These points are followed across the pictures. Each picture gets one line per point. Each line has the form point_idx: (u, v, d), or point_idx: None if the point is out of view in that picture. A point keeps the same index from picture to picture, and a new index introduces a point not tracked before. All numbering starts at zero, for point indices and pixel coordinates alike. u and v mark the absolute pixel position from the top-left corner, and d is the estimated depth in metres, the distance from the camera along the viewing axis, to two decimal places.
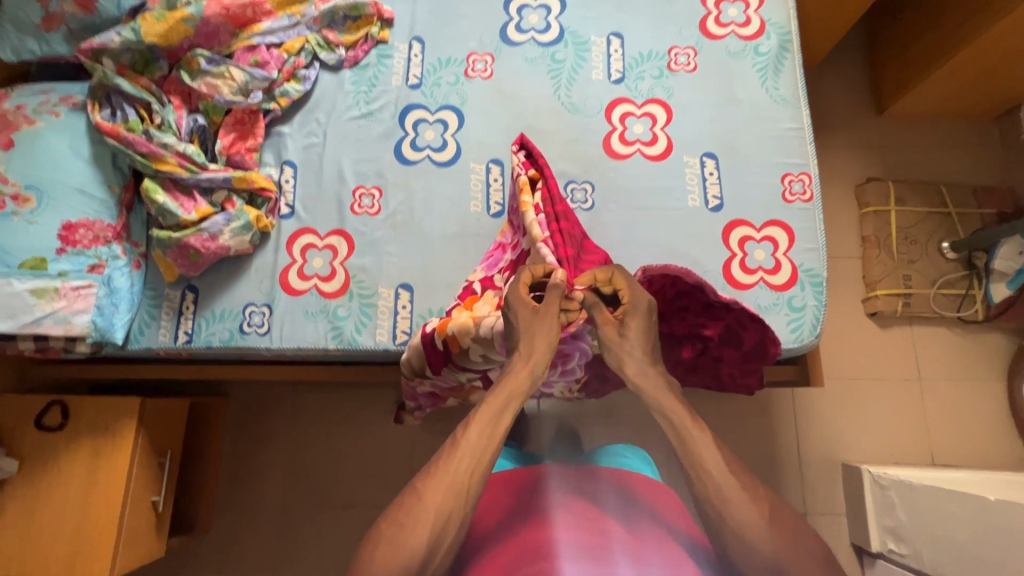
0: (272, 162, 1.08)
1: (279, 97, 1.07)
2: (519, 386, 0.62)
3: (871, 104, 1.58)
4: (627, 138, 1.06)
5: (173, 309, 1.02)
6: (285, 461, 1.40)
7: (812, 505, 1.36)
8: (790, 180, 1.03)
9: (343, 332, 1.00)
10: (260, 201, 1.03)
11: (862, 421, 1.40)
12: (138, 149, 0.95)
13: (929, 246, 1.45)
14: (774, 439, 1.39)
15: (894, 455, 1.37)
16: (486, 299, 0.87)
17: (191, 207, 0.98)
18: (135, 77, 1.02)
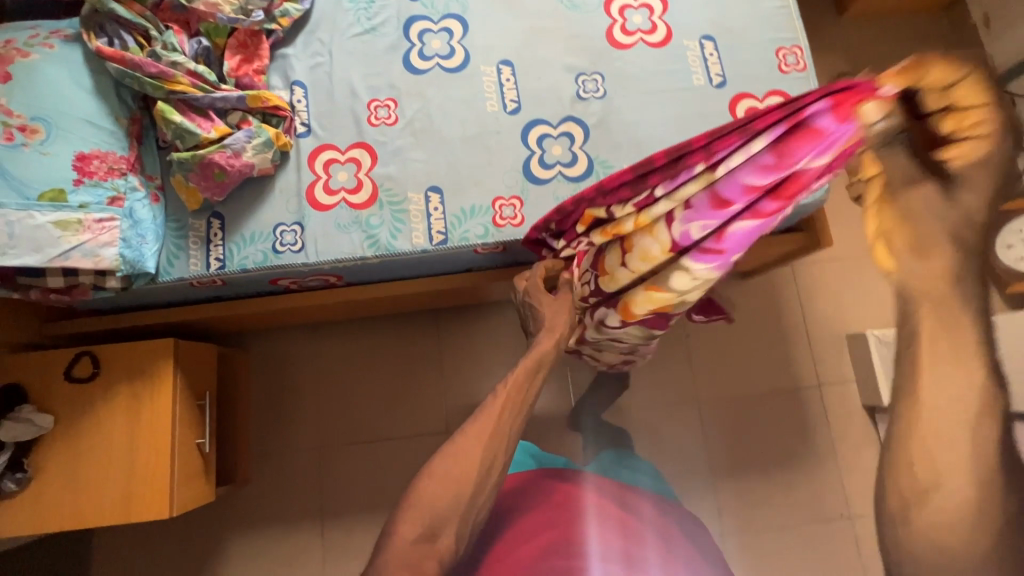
0: (281, 84, 1.06)
1: (280, 18, 1.05)
2: (545, 350, 0.82)
3: (833, 7, 1.68)
4: (628, 29, 1.10)
5: (201, 238, 1.00)
6: (319, 405, 1.40)
7: (824, 376, 1.46)
8: (784, 53, 1.10)
9: (379, 239, 1.01)
10: (275, 122, 1.02)
11: (860, 295, 1.50)
12: (148, 70, 0.94)
13: None
14: (783, 322, 1.48)
15: (890, 320, 1.49)
16: None
17: (209, 127, 0.96)
18: (128, 3, 0.98)
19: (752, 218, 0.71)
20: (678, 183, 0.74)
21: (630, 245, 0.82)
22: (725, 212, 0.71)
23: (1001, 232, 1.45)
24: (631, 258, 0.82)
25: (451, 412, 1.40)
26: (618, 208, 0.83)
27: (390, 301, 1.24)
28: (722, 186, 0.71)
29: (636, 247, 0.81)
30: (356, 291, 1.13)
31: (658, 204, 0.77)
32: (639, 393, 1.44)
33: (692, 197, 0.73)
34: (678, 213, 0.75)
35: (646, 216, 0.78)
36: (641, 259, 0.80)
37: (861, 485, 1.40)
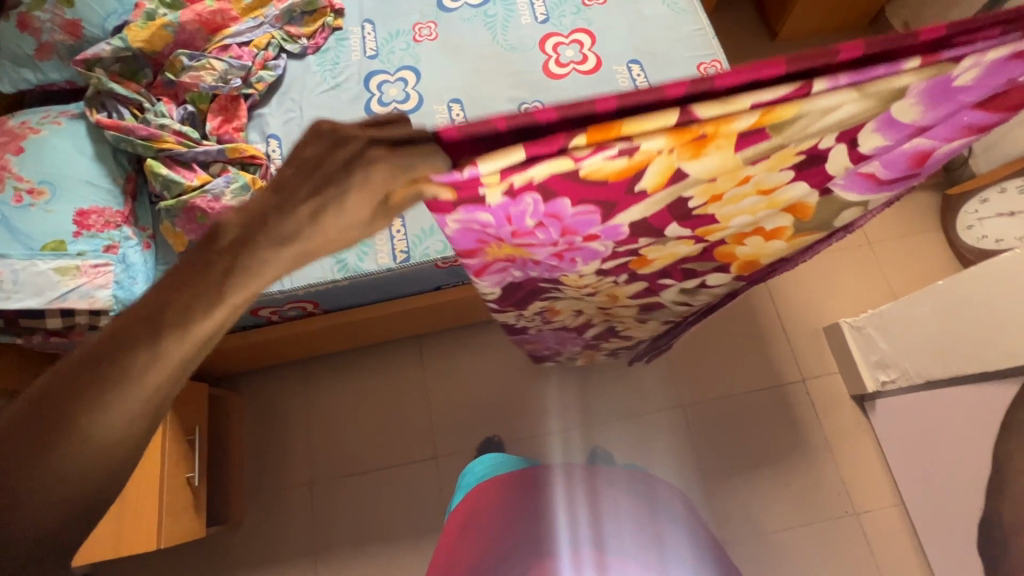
0: (258, 139, 1.20)
1: (256, 83, 1.20)
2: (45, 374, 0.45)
3: (765, 34, 1.83)
4: (562, 62, 1.23)
5: None
6: (311, 439, 1.43)
7: (806, 371, 1.46)
8: (706, 67, 1.21)
9: (347, 263, 1.09)
10: (253, 169, 1.15)
11: (829, 287, 1.54)
12: (139, 134, 1.08)
13: None
14: (757, 320, 1.51)
15: (862, 304, 1.52)
16: (785, 109, 0.47)
17: (193, 176, 1.09)
18: (126, 83, 1.15)
19: (941, 134, 0.55)
20: (885, 74, 0.46)
21: (726, 195, 0.61)
22: (919, 166, 0.63)
23: (958, 215, 1.49)
24: (716, 208, 0.63)
25: (438, 437, 1.43)
26: (760, 97, 0.46)
27: (368, 326, 1.30)
28: (923, 121, 0.52)
29: (739, 200, 0.63)
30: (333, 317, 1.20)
31: (828, 97, 0.47)
32: (620, 402, 1.45)
33: (867, 127, 0.53)
34: (863, 149, 0.56)
35: (791, 111, 0.47)
36: (742, 223, 0.69)
37: (859, 477, 1.36)
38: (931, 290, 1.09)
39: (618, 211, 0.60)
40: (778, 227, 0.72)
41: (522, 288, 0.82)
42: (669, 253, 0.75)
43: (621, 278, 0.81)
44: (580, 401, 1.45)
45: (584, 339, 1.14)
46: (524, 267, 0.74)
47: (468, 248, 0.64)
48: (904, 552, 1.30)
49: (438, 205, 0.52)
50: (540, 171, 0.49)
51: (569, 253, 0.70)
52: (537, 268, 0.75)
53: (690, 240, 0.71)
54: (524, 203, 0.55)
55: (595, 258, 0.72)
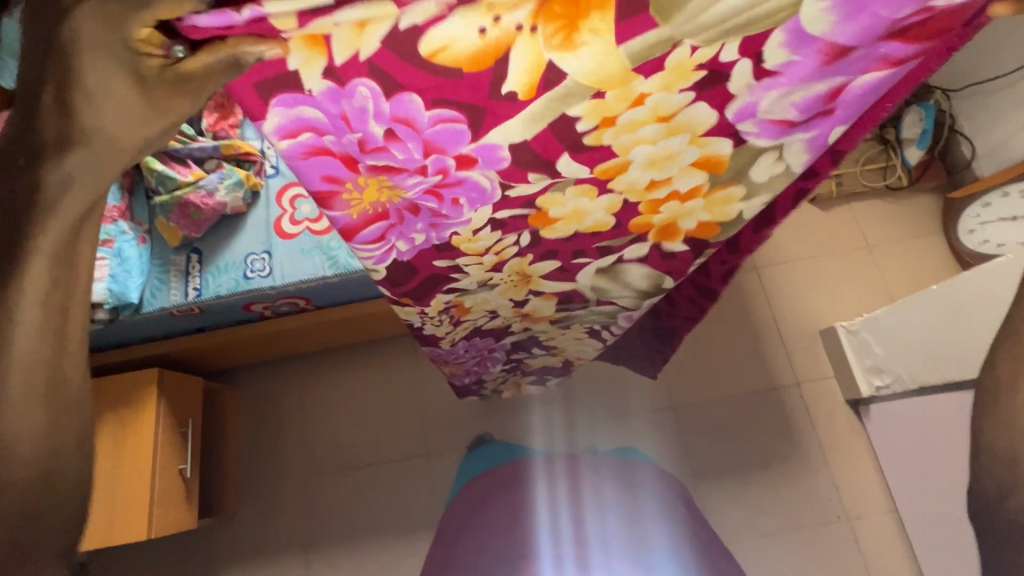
0: (254, 135, 1.21)
1: None
2: None
3: None
4: None
5: (181, 271, 1.11)
6: (305, 433, 1.44)
7: (801, 374, 1.45)
8: None
9: (338, 260, 1.10)
10: (248, 165, 1.16)
11: (826, 290, 1.52)
12: None
13: None
14: (752, 322, 1.50)
15: (858, 308, 1.50)
16: None
17: (187, 172, 1.10)
18: None
19: (855, 68, 0.47)
20: None
21: (622, 118, 0.48)
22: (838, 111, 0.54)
23: (959, 220, 1.46)
24: (613, 134, 0.49)
25: (430, 434, 1.44)
26: None
27: (359, 331, 1.38)
28: (836, 42, 0.43)
29: (638, 129, 0.49)
30: (323, 312, 1.21)
31: None
32: (614, 402, 1.45)
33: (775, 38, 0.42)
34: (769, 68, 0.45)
35: None
36: (645, 159, 0.54)
37: (854, 481, 1.35)
38: (934, 297, 1.08)
39: (489, 126, 0.45)
40: (693, 187, 0.61)
41: (417, 270, 0.69)
42: (573, 209, 0.61)
43: (522, 241, 0.67)
44: (573, 400, 1.45)
45: (502, 352, 1.08)
46: (402, 224, 0.58)
47: (324, 191, 0.51)
48: (896, 557, 1.29)
49: (243, 93, 0.39)
50: (361, 37, 0.36)
51: (446, 193, 0.54)
52: (416, 220, 0.58)
53: (590, 186, 0.56)
54: (358, 101, 0.41)
55: (486, 204, 0.57)
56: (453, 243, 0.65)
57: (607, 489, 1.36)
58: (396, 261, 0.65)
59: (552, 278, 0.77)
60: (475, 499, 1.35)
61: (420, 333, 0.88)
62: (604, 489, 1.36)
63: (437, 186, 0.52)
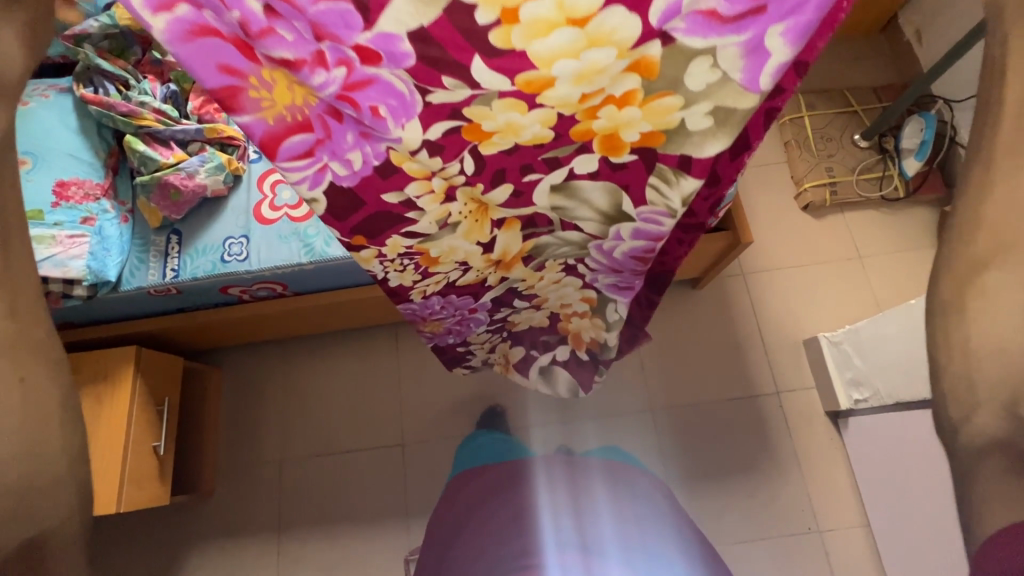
0: None
1: None
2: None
3: None
4: None
5: (160, 252, 1.13)
6: (283, 417, 1.46)
7: (781, 384, 1.43)
8: None
9: (314, 247, 1.11)
10: (231, 150, 1.17)
11: (812, 300, 1.51)
12: (119, 110, 1.10)
13: (843, 139, 1.60)
14: (736, 328, 1.49)
15: (846, 321, 1.48)
16: None
17: (169, 154, 1.11)
18: (113, 60, 1.17)
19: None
20: None
21: (525, 13, 0.48)
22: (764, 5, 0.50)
23: None
24: (523, 36, 0.49)
25: (406, 423, 1.45)
26: None
27: (340, 313, 1.32)
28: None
29: (548, 30, 0.49)
30: (297, 297, 1.21)
31: None
32: (592, 401, 1.45)
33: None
34: None
35: None
36: (572, 74, 0.54)
37: (828, 494, 1.34)
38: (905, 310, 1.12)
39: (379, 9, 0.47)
40: (628, 92, 0.58)
41: (366, 205, 0.72)
42: (505, 122, 0.60)
43: (468, 171, 0.69)
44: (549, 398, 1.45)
45: (484, 313, 1.07)
46: (332, 138, 0.63)
47: (226, 87, 0.58)
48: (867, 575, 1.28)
49: None
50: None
51: (361, 98, 0.56)
52: (344, 127, 0.61)
53: (517, 98, 0.57)
54: None
55: (410, 117, 0.59)
56: (393, 161, 0.66)
57: (595, 484, 1.16)
58: (332, 185, 0.69)
59: (509, 207, 0.76)
60: (457, 523, 1.07)
61: (390, 286, 0.90)
62: (593, 486, 1.16)
63: (347, 86, 0.55)
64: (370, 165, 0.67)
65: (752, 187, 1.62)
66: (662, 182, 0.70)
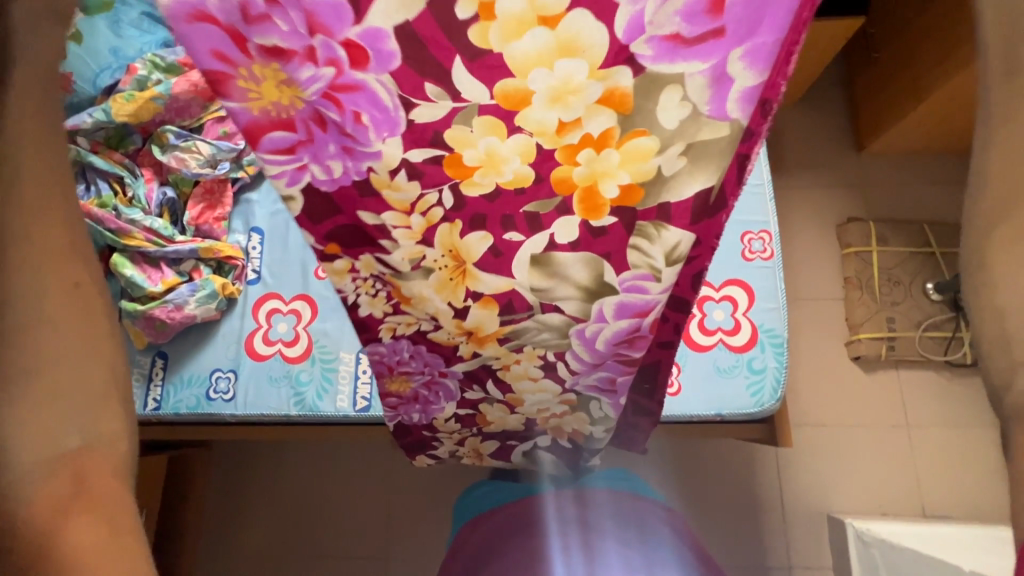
0: (241, 229, 1.11)
1: (247, 165, 1.11)
2: None
3: (852, 141, 1.57)
4: (708, 326, 0.99)
5: (143, 375, 1.04)
6: (264, 513, 1.38)
7: (796, 560, 1.32)
8: (750, 238, 1.03)
9: (305, 398, 1.02)
10: (228, 268, 1.07)
11: (845, 468, 1.37)
12: (108, 225, 1.00)
13: (913, 286, 1.42)
14: (756, 484, 1.37)
15: (881, 504, 1.35)
16: None
17: (159, 278, 1.01)
18: (109, 152, 1.06)
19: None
20: None
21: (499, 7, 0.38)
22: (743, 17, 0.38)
23: None
24: (501, 36, 0.39)
25: (393, 538, 1.36)
26: None
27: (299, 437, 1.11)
28: None
29: (521, 31, 0.39)
30: (275, 432, 1.07)
31: None
32: None
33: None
34: None
35: None
36: (546, 91, 0.42)
37: None
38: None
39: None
40: (606, 131, 0.46)
41: (342, 219, 0.57)
42: (486, 151, 0.48)
43: (448, 204, 0.54)
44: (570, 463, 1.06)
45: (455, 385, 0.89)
46: (313, 142, 0.49)
47: (208, 71, 0.44)
48: None
49: None
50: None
51: (346, 102, 0.45)
52: (327, 137, 0.48)
53: (496, 117, 0.45)
54: None
55: (393, 133, 0.47)
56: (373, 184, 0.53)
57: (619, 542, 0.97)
58: (313, 193, 0.54)
59: (487, 268, 0.61)
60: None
61: (358, 315, 0.72)
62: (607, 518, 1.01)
63: (337, 87, 0.43)
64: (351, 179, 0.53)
65: (799, 323, 1.46)
66: (642, 239, 0.56)
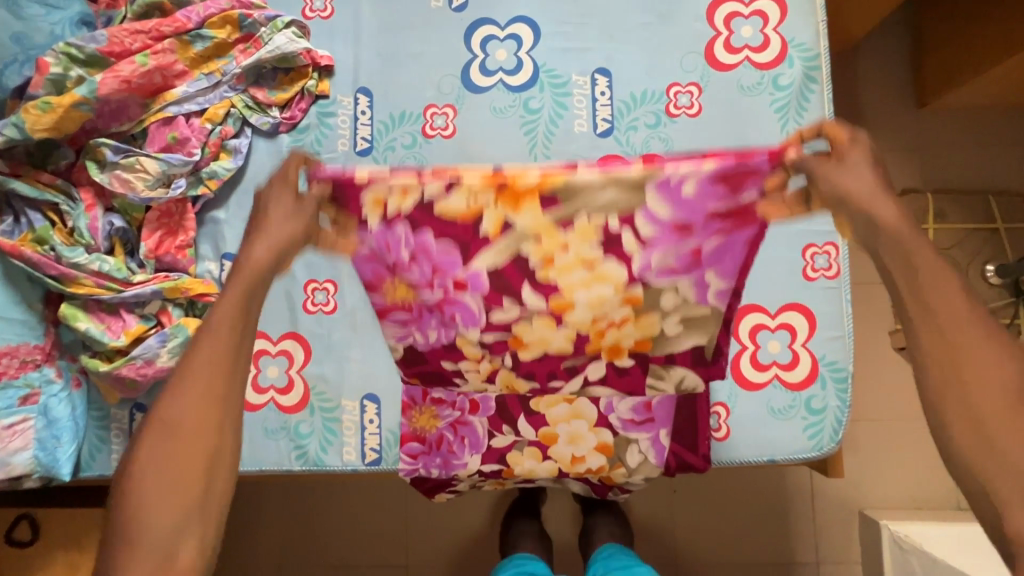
0: (211, 255, 0.95)
1: (207, 179, 0.92)
2: None
3: (913, 95, 1.35)
4: (761, 360, 0.86)
5: (124, 432, 0.93)
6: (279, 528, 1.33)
7: (824, 554, 1.30)
8: (813, 253, 0.88)
9: (307, 452, 0.91)
10: (201, 306, 0.91)
11: (880, 462, 1.31)
12: (47, 271, 0.84)
13: (970, 269, 1.28)
14: (787, 481, 1.32)
15: (915, 498, 1.30)
16: None
17: (121, 330, 0.87)
18: (35, 175, 0.87)
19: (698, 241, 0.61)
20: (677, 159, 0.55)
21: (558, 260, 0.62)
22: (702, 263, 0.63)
23: None
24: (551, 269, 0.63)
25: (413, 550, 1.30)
26: None
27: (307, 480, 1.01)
28: (677, 221, 0.58)
29: (569, 271, 0.63)
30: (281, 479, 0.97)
31: None
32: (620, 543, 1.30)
33: (636, 212, 0.58)
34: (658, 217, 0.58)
35: None
36: (585, 304, 0.66)
37: None
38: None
39: (474, 255, 0.62)
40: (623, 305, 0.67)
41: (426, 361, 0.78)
42: (539, 337, 0.71)
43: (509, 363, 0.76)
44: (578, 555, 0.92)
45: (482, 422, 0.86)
46: (419, 321, 0.71)
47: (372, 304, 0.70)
48: None
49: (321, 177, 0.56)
50: (404, 201, 0.58)
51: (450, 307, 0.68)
52: (428, 321, 0.71)
53: (550, 318, 0.68)
54: (396, 235, 0.61)
55: (476, 324, 0.70)
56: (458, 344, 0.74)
57: None
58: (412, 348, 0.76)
59: None
60: None
61: None
62: None
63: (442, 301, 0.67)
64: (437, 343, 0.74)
65: None
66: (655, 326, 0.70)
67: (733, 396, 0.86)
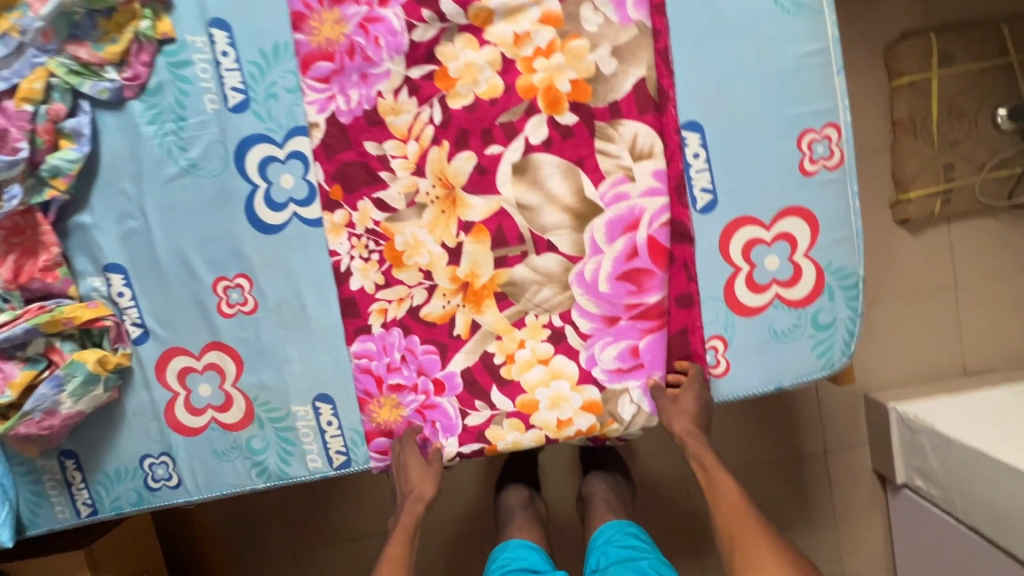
0: (91, 270, 0.78)
1: (52, 179, 0.73)
2: None
3: None
4: (759, 280, 0.74)
5: (59, 482, 0.82)
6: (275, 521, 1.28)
7: (832, 442, 1.28)
8: (811, 141, 0.72)
9: (268, 467, 0.81)
10: (98, 332, 0.77)
11: (886, 345, 1.24)
12: None
13: (979, 119, 1.13)
14: None
15: (922, 373, 1.25)
16: None
17: (6, 382, 0.74)
18: None
19: None
20: None
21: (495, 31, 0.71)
22: None
23: None
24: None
25: None
26: None
27: None
28: None
29: None
30: None
31: None
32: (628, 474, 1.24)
33: None
34: None
35: None
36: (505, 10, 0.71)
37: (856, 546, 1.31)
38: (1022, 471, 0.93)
39: None
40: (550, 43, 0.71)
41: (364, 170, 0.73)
42: (465, 62, 0.72)
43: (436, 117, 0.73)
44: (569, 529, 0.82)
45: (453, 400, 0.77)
46: (342, 71, 0.73)
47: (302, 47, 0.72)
48: None
49: None
50: None
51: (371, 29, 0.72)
52: (352, 67, 0.73)
53: (472, 34, 0.71)
54: None
55: (399, 55, 0.72)
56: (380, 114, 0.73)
57: None
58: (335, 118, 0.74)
59: (476, 189, 0.73)
60: None
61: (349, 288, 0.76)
62: None
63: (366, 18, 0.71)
64: (362, 108, 0.73)
65: None
66: (607, 141, 0.72)
67: (731, 327, 0.75)
